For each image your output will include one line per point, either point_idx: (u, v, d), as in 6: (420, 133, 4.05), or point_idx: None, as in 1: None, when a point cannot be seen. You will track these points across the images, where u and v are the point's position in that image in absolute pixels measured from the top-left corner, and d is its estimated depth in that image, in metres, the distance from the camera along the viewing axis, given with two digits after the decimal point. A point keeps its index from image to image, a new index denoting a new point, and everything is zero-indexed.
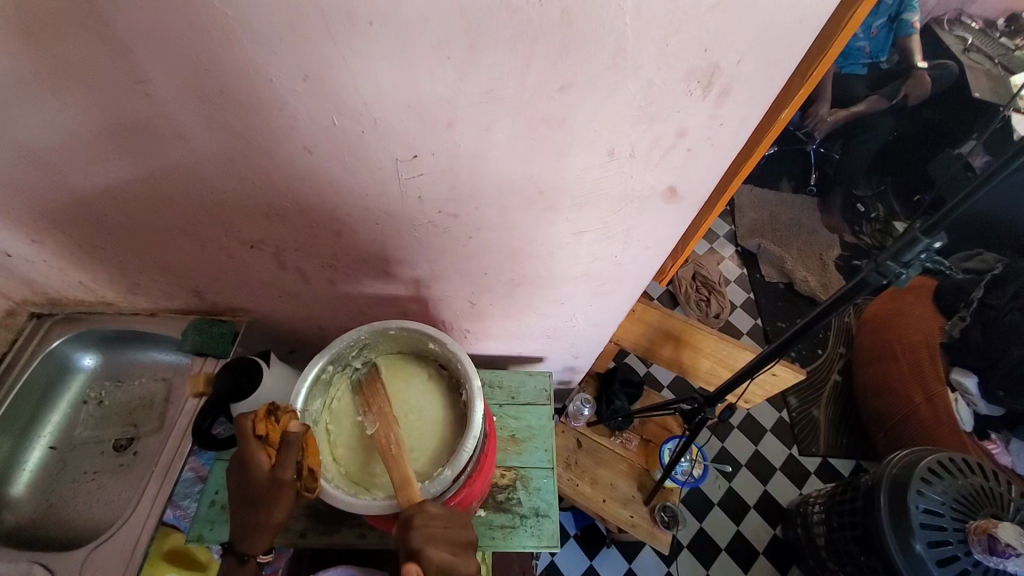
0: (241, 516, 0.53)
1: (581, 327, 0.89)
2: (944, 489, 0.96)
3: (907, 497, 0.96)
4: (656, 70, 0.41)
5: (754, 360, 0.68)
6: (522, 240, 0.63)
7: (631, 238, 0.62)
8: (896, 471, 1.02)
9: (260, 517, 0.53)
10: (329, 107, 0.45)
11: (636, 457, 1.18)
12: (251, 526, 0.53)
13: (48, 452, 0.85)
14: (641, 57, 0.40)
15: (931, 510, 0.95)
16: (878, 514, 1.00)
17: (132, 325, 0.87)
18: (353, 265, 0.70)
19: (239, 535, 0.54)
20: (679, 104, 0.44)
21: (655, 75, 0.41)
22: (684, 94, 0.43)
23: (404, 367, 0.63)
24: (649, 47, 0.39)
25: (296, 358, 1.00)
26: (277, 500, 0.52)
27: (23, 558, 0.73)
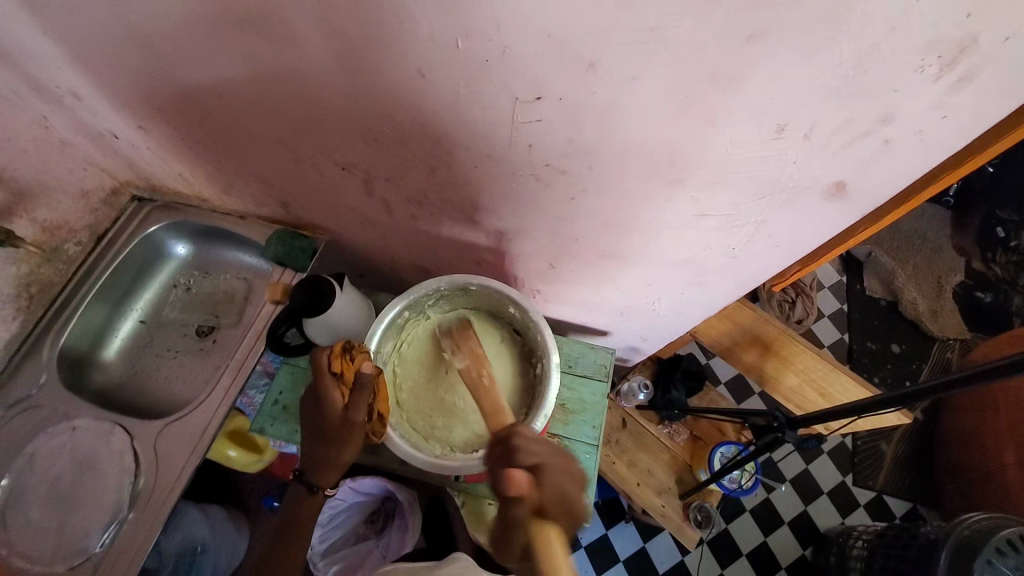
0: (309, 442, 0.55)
1: (662, 313, 0.82)
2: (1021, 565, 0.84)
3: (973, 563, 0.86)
4: (889, 31, 0.30)
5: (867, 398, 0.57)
6: (630, 212, 0.55)
7: (760, 232, 0.53)
8: (970, 534, 0.91)
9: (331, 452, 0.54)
10: (455, 26, 0.38)
11: (681, 450, 1.14)
12: (324, 460, 0.56)
13: (138, 324, 0.93)
14: (875, 11, 0.29)
15: None
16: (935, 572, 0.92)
17: (221, 222, 0.90)
18: (439, 205, 0.66)
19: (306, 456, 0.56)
20: (899, 82, 0.33)
21: (884, 37, 0.31)
22: (914, 69, 0.32)
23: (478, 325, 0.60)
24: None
25: (364, 283, 1.01)
26: (346, 439, 0.53)
27: (107, 418, 0.80)
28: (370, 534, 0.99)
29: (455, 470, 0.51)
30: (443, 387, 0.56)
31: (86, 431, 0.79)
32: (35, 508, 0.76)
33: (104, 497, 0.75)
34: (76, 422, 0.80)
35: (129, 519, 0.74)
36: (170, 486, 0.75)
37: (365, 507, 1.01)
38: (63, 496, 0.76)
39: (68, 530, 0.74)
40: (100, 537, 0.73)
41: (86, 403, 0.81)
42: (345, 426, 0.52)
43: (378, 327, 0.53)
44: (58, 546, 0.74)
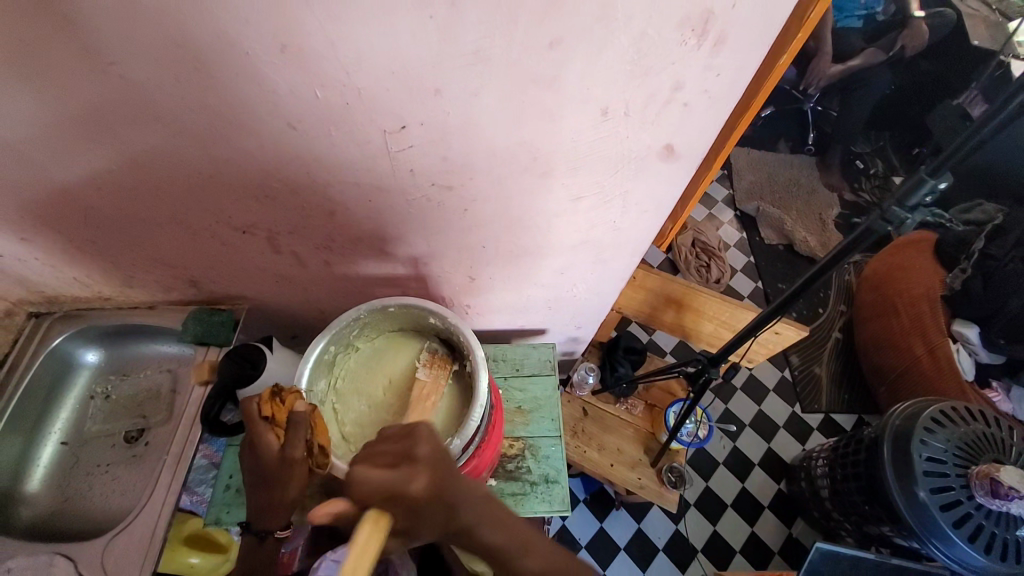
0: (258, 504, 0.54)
1: (583, 296, 0.89)
2: (947, 437, 0.97)
3: (910, 447, 0.97)
4: (649, 18, 0.39)
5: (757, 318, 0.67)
6: (519, 210, 0.62)
7: (628, 202, 0.61)
8: (900, 422, 1.02)
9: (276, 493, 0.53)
10: (311, 79, 0.43)
11: (642, 422, 1.20)
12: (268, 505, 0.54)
13: (59, 448, 0.86)
14: (631, 7, 0.38)
15: (934, 458, 0.96)
16: (882, 464, 1.01)
17: (131, 318, 0.87)
18: (348, 246, 0.70)
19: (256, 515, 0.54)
20: (673, 56, 0.42)
21: (647, 25, 0.39)
22: (679, 44, 0.41)
23: (406, 344, 0.63)
24: None
25: (300, 343, 1.00)
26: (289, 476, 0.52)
27: (42, 551, 0.73)
28: None
29: None
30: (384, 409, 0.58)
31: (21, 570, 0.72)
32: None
33: None
34: (5, 567, 0.72)
35: None
36: None
37: None
38: None
39: None
40: None
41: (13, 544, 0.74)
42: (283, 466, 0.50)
43: (306, 366, 0.55)
44: None
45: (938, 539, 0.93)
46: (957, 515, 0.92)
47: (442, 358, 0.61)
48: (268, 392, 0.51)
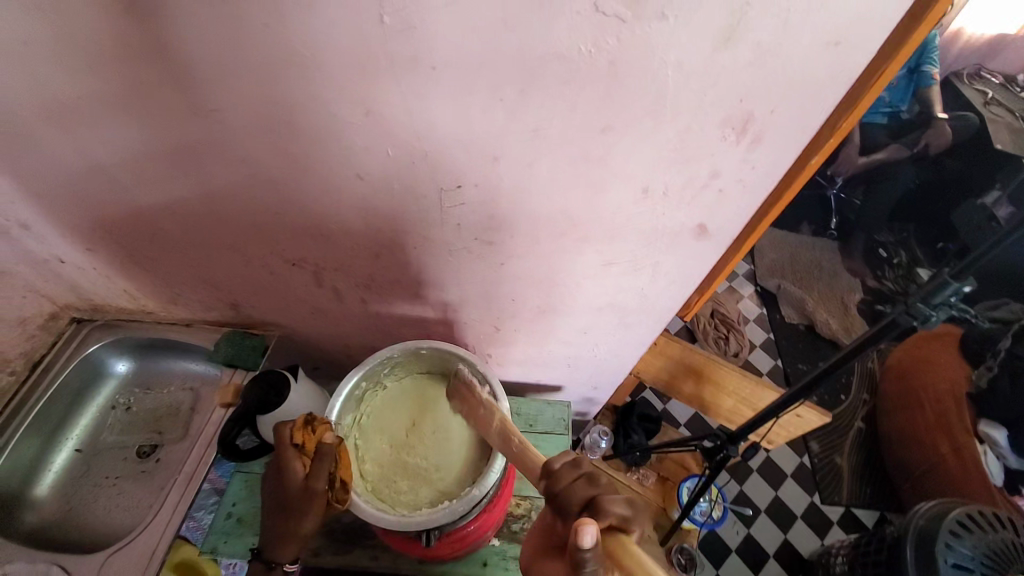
0: (271, 527, 0.54)
1: (603, 358, 0.90)
2: (975, 543, 0.91)
3: (935, 552, 0.91)
4: (694, 117, 0.43)
5: (779, 399, 0.68)
6: (553, 270, 0.65)
7: (658, 272, 0.64)
8: (925, 523, 0.96)
9: (293, 525, 0.53)
10: (385, 139, 0.48)
11: (654, 495, 1.16)
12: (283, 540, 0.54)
13: (72, 454, 0.87)
14: (679, 106, 0.43)
15: (962, 566, 0.89)
16: (906, 570, 0.94)
17: (166, 334, 0.91)
18: (386, 286, 0.73)
19: (265, 546, 0.54)
20: (713, 148, 0.46)
21: (692, 121, 0.44)
22: (719, 139, 0.45)
23: (432, 386, 0.64)
24: (688, 96, 0.42)
25: (319, 374, 1.02)
26: (309, 510, 0.52)
27: (40, 559, 0.72)
28: None
29: (429, 526, 0.52)
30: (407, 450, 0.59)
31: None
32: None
33: None
34: (2, 573, 0.71)
35: None
36: None
37: None
38: None
39: None
40: None
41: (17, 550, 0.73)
42: (306, 495, 0.52)
43: (337, 399, 0.57)
44: None
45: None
46: None
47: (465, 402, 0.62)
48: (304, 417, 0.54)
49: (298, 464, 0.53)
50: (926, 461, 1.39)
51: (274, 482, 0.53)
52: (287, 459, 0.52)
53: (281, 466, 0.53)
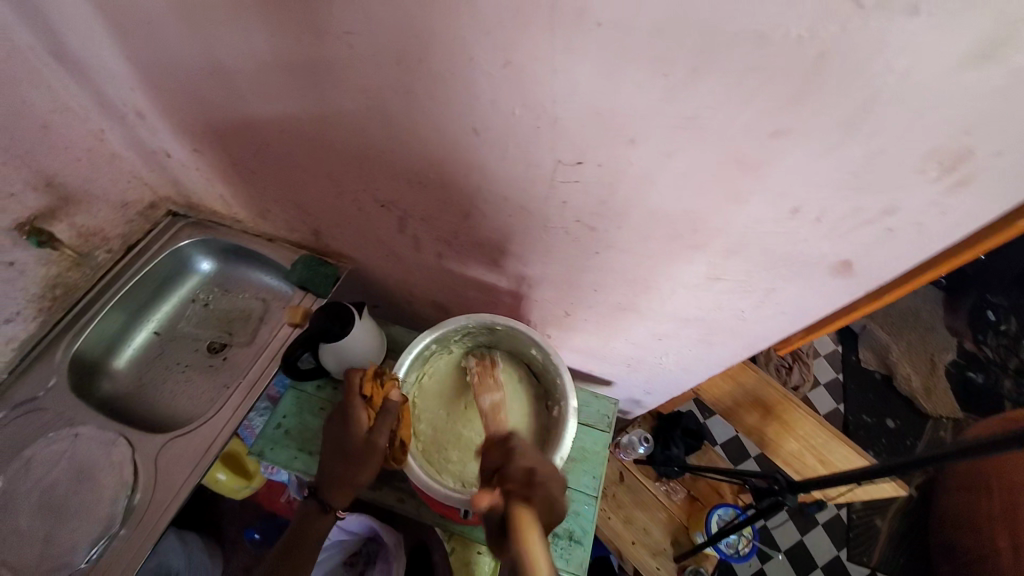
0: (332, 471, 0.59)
1: (668, 368, 0.85)
2: None
3: None
4: (895, 139, 0.36)
5: (870, 467, 0.60)
6: (649, 270, 0.59)
7: (769, 299, 0.57)
8: None
9: (350, 473, 0.59)
10: (517, 97, 0.43)
11: (678, 510, 1.13)
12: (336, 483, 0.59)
13: (152, 335, 0.94)
14: (882, 124, 0.35)
15: None
16: None
17: (250, 244, 0.95)
18: (467, 247, 0.71)
19: (323, 485, 0.60)
20: (902, 181, 0.38)
21: (891, 144, 0.36)
22: (914, 172, 0.37)
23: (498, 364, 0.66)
24: (899, 114, 0.34)
25: (378, 313, 1.04)
26: (367, 461, 0.58)
27: (111, 428, 0.77)
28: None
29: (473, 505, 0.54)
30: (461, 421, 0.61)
31: (89, 439, 0.76)
32: (19, 515, 0.70)
33: (97, 508, 0.71)
34: (76, 430, 0.77)
35: (119, 535, 0.69)
36: (163, 506, 0.71)
37: (347, 547, 1.12)
38: (52, 506, 0.71)
39: (53, 543, 0.69)
40: (85, 553, 0.67)
41: (91, 411, 0.78)
42: (368, 447, 0.57)
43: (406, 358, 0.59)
44: (40, 559, 0.68)
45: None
46: None
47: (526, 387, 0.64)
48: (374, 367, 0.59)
49: (363, 414, 0.58)
50: (977, 549, 1.23)
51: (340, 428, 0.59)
52: (355, 409, 0.57)
53: (347, 413, 0.58)
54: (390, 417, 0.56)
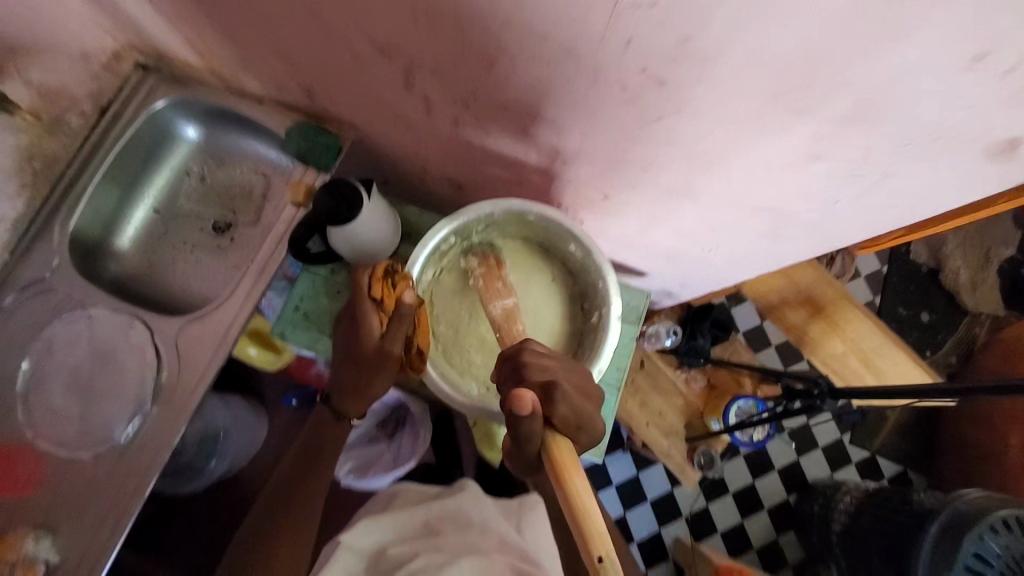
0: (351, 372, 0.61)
1: (714, 262, 0.76)
2: (1010, 544, 0.89)
3: (965, 539, 0.91)
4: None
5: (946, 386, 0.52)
6: (725, 145, 0.46)
7: (880, 188, 0.47)
8: (965, 509, 0.94)
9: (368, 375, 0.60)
10: None
11: (695, 398, 1.14)
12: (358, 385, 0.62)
13: (152, 214, 0.87)
14: None
15: (982, 557, 0.90)
16: (921, 538, 0.96)
17: (238, 107, 0.81)
18: (490, 111, 0.57)
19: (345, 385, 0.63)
20: None
21: None
22: None
23: (529, 262, 0.63)
24: None
25: (390, 191, 0.94)
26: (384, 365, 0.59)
27: (124, 311, 0.75)
28: (381, 436, 1.18)
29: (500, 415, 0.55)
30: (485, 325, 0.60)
31: (103, 322, 0.74)
32: (53, 395, 0.72)
33: (125, 389, 0.72)
34: (89, 313, 0.75)
35: (152, 413, 0.71)
36: (191, 385, 0.72)
37: (377, 413, 1.19)
38: (84, 385, 0.73)
39: (95, 415, 0.71)
40: (124, 426, 0.70)
41: (101, 294, 0.75)
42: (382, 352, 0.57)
43: (420, 256, 0.56)
44: (80, 434, 0.70)
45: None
46: None
47: (558, 287, 0.63)
48: (383, 268, 0.57)
49: (375, 318, 0.57)
50: (985, 446, 1.27)
51: (354, 332, 0.59)
52: (367, 314, 0.56)
53: (360, 317, 0.57)
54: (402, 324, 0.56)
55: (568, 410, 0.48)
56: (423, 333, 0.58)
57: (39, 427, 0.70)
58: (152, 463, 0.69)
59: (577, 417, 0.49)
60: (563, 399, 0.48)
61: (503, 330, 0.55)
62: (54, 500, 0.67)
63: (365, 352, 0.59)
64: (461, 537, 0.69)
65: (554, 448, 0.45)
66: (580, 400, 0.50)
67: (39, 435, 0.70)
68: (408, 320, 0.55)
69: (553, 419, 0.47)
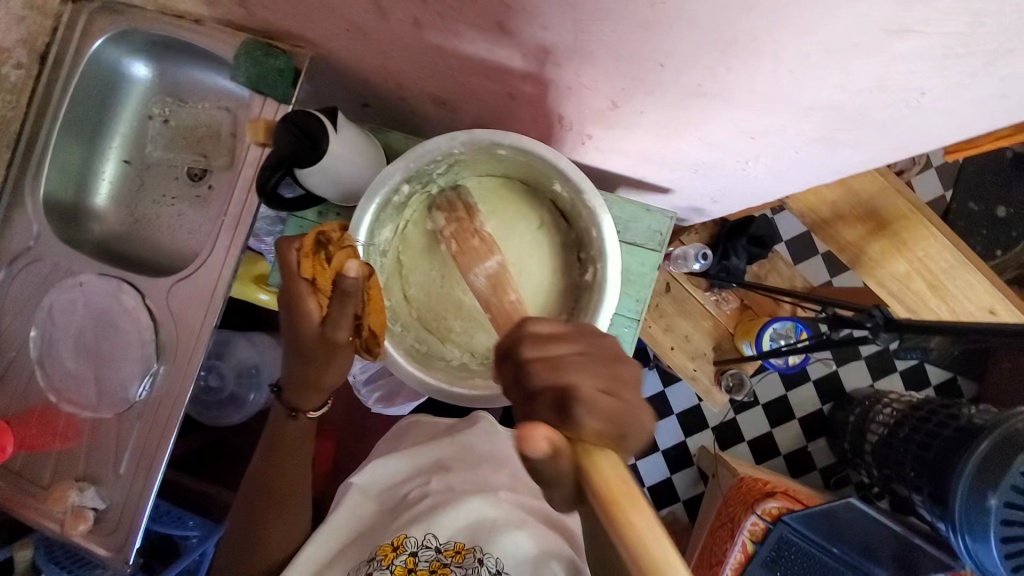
0: (304, 365, 0.56)
1: (754, 175, 0.63)
2: None
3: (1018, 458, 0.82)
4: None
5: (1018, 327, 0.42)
6: (764, 19, 0.33)
7: (990, 68, 0.33)
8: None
9: (324, 367, 0.56)
10: None
11: (726, 320, 1.06)
12: (314, 377, 0.57)
13: (123, 166, 0.80)
14: None
15: None
16: (966, 455, 0.89)
17: (179, 31, 0.69)
18: (451, 3, 0.44)
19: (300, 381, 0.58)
20: None
21: None
22: None
23: (514, 207, 0.59)
24: None
25: (371, 116, 0.82)
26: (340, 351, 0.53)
27: (113, 276, 0.73)
28: None
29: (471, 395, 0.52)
30: (458, 287, 0.59)
31: (94, 288, 0.73)
32: (65, 360, 0.74)
33: (130, 352, 0.72)
34: (80, 279, 0.73)
35: (161, 372, 0.71)
36: (191, 345, 0.71)
37: None
38: (91, 351, 0.74)
39: (108, 380, 0.72)
40: (138, 387, 0.71)
41: (85, 260, 0.73)
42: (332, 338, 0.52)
43: (366, 215, 0.52)
44: (99, 396, 0.73)
45: (974, 546, 0.88)
46: (1010, 534, 0.84)
47: (547, 233, 0.58)
48: (311, 241, 0.49)
49: (314, 302, 0.50)
50: None
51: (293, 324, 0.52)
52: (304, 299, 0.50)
53: (297, 304, 0.50)
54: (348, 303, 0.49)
55: (603, 404, 0.37)
56: (373, 311, 0.52)
57: (63, 393, 0.74)
58: (170, 418, 0.70)
59: (621, 419, 0.37)
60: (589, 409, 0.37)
61: (496, 305, 0.49)
62: (90, 453, 0.72)
63: (314, 343, 0.52)
64: (471, 476, 0.71)
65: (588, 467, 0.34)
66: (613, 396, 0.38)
67: (63, 397, 0.74)
68: (353, 297, 0.48)
69: (571, 429, 0.36)
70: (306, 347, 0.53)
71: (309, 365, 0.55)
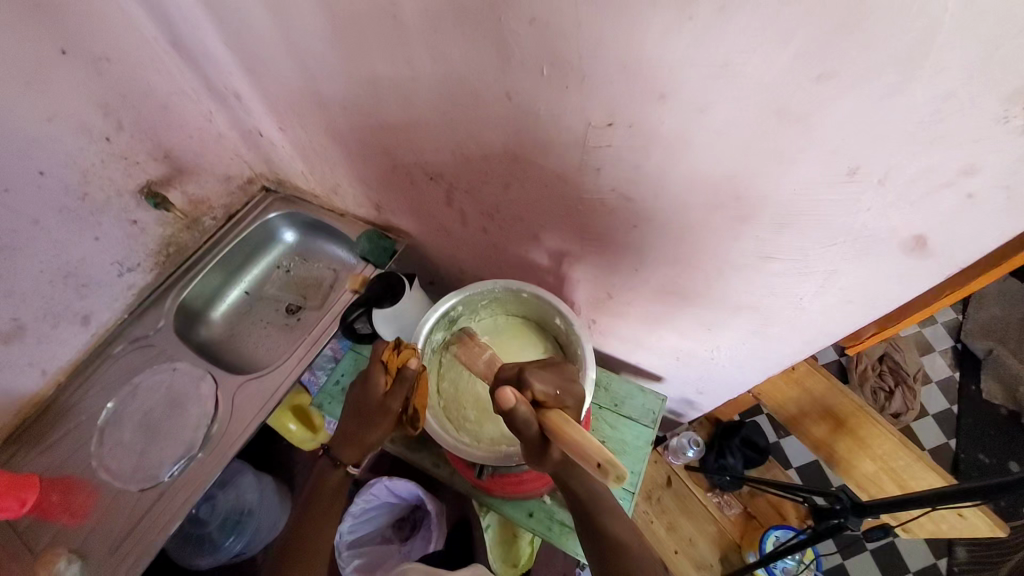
0: (351, 426, 0.67)
1: (722, 366, 0.79)
2: None
3: None
4: (967, 78, 0.31)
5: (936, 491, 0.49)
6: (689, 244, 0.55)
7: (831, 285, 0.52)
8: None
9: (364, 431, 0.66)
10: (544, 53, 0.44)
11: (730, 526, 1.05)
12: (354, 438, 0.67)
13: (242, 295, 1.07)
14: (946, 61, 0.31)
15: None
16: None
17: (326, 217, 1.05)
18: (508, 221, 0.72)
19: (342, 440, 0.68)
20: (975, 133, 0.34)
21: (960, 86, 0.32)
22: (989, 123, 0.33)
23: (529, 334, 0.77)
24: (953, 61, 0.31)
25: (433, 291, 1.10)
26: (382, 422, 0.64)
27: (202, 366, 0.92)
28: (395, 538, 1.14)
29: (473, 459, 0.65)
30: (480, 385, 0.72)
31: (183, 372, 0.91)
32: (123, 432, 0.86)
33: (182, 434, 0.85)
34: (174, 364, 0.92)
35: (196, 458, 0.82)
36: (235, 435, 0.84)
37: (394, 511, 1.17)
38: (150, 427, 0.87)
39: (147, 457, 0.84)
40: (169, 469, 0.82)
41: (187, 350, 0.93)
42: (382, 408, 0.63)
43: (431, 317, 0.71)
44: (134, 469, 0.83)
45: None
46: None
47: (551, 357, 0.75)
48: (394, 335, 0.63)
49: (382, 379, 0.63)
50: None
51: (360, 388, 0.65)
52: (374, 374, 0.63)
53: (368, 375, 0.64)
54: (404, 386, 0.62)
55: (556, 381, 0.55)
56: (421, 394, 0.65)
57: (103, 460, 0.83)
58: (181, 504, 0.79)
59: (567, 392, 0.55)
60: (537, 378, 0.54)
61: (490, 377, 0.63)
62: (94, 528, 0.78)
63: (368, 407, 0.64)
64: None
65: (553, 419, 0.50)
66: (555, 377, 0.56)
67: (101, 465, 0.83)
68: (409, 383, 0.62)
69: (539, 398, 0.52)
70: (360, 410, 0.65)
71: (355, 428, 0.66)
